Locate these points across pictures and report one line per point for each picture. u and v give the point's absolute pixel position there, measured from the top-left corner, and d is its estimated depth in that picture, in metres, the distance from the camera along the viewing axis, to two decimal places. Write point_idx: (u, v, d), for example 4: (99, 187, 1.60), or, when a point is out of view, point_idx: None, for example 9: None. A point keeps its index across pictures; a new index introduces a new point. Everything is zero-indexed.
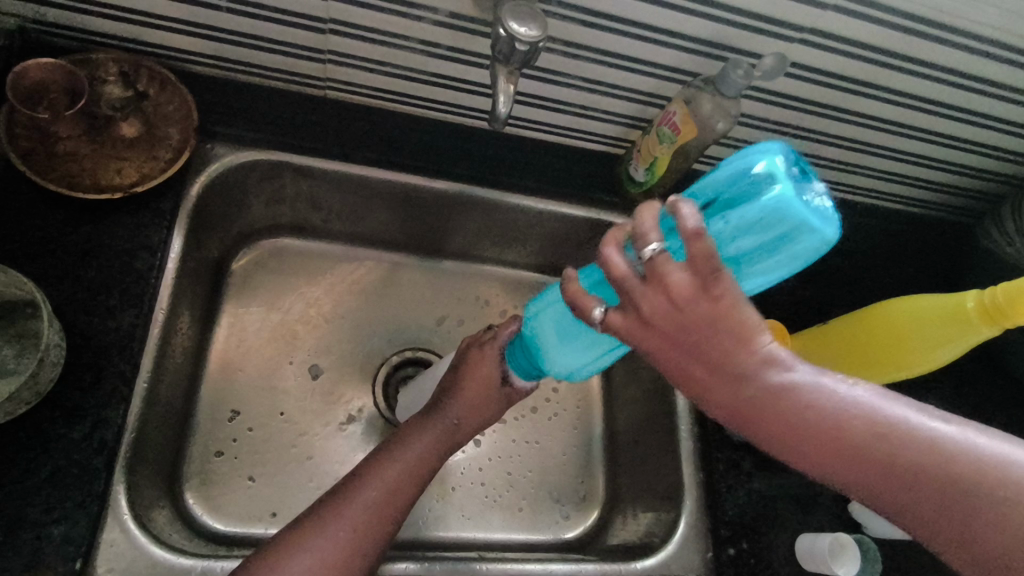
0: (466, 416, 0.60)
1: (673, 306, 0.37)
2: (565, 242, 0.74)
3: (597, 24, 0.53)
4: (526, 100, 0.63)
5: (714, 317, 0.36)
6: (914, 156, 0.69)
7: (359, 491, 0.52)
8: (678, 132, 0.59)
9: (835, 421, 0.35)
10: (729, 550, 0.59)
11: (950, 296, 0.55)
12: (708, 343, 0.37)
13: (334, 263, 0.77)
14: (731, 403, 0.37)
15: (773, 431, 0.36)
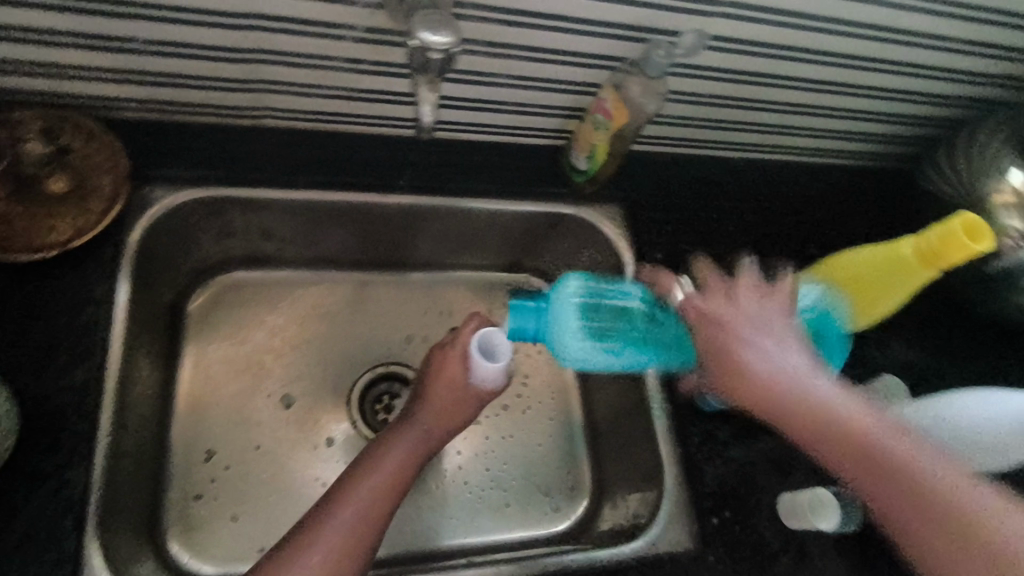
0: (435, 423, 0.60)
1: (732, 301, 0.52)
2: (520, 238, 0.75)
3: (516, 22, 0.53)
4: (459, 103, 0.63)
5: (755, 312, 0.51)
6: (847, 112, 0.70)
7: (335, 513, 0.52)
8: (611, 117, 0.59)
9: (822, 405, 0.46)
10: (714, 520, 0.59)
11: (892, 247, 0.56)
12: (735, 327, 0.51)
13: (295, 290, 0.76)
14: (733, 366, 0.50)
15: (766, 391, 0.48)
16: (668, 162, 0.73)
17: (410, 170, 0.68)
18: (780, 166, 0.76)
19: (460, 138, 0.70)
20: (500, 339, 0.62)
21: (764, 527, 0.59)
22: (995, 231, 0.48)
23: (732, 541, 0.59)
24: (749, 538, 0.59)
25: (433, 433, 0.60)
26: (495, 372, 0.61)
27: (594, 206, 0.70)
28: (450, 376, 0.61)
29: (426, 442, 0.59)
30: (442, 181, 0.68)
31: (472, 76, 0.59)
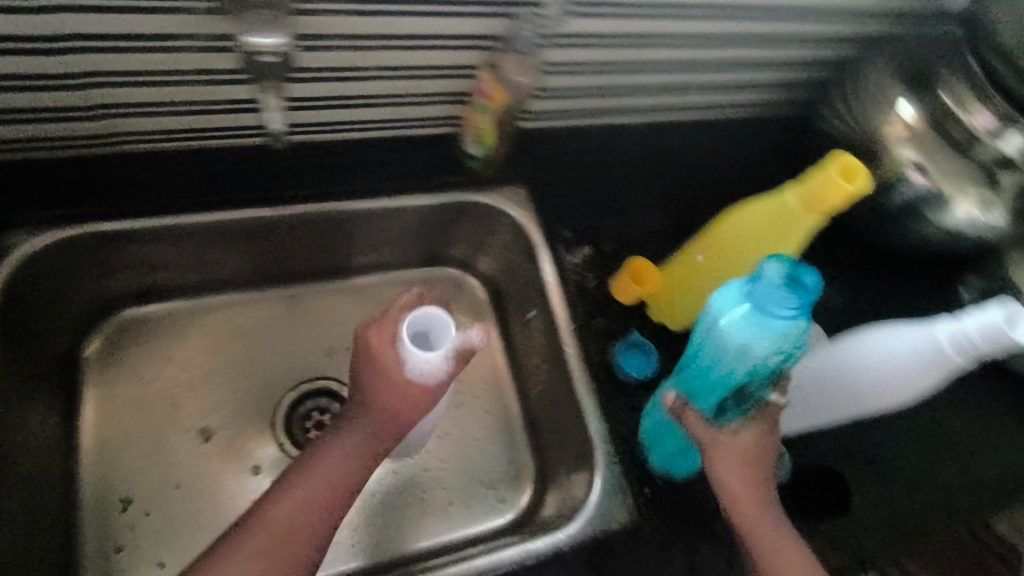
0: (377, 420, 0.54)
1: (751, 461, 0.52)
2: (428, 232, 0.73)
3: (368, 11, 0.50)
4: (335, 104, 0.60)
5: (757, 469, 0.52)
6: (733, 63, 0.69)
7: (258, 534, 0.50)
8: (490, 98, 0.58)
9: (783, 535, 0.51)
10: (647, 491, 0.59)
11: (779, 201, 0.56)
12: (745, 484, 0.52)
13: (201, 317, 0.73)
14: (736, 497, 0.52)
15: (745, 516, 0.51)
16: (565, 136, 0.72)
17: (300, 178, 0.65)
18: (677, 126, 0.76)
19: (341, 137, 0.66)
20: (442, 320, 0.55)
21: (698, 489, 0.59)
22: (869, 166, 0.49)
23: (668, 509, 0.58)
24: (684, 503, 0.59)
25: (377, 433, 0.54)
26: (429, 359, 0.53)
27: (496, 189, 0.68)
28: (385, 364, 0.53)
29: (370, 445, 0.54)
30: (332, 185, 0.66)
31: (324, 74, 0.56)
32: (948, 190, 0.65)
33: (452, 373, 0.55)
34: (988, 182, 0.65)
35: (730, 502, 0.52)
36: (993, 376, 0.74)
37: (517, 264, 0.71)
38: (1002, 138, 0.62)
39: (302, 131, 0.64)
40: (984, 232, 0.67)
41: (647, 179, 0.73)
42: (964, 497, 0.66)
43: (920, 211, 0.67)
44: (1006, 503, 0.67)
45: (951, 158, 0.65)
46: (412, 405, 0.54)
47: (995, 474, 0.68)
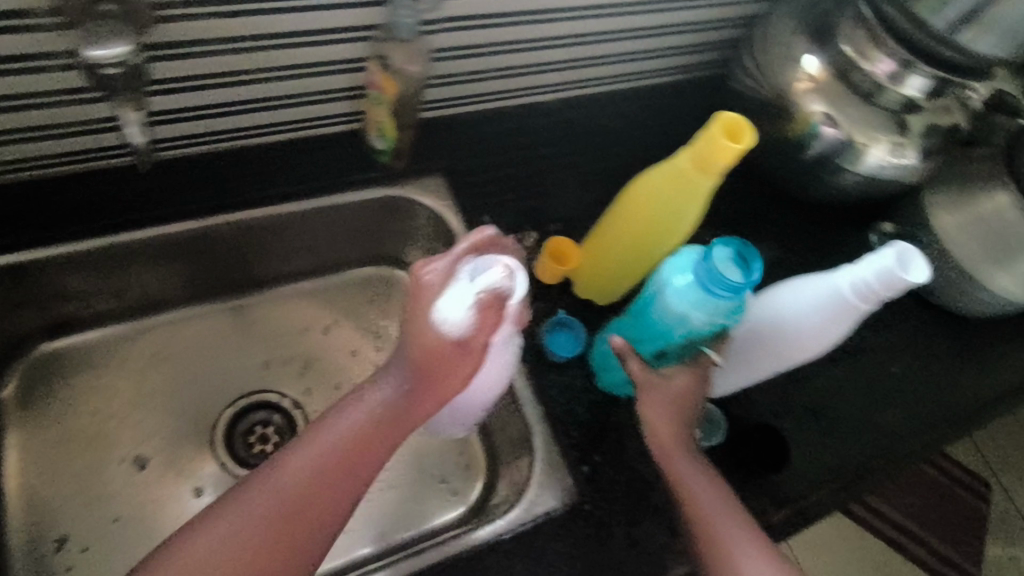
0: (410, 375, 0.52)
1: (682, 403, 0.52)
2: (351, 231, 0.72)
3: (236, 11, 0.49)
4: (217, 112, 0.58)
5: (687, 411, 0.53)
6: (636, 32, 0.69)
7: (270, 484, 0.46)
8: (381, 90, 0.56)
9: (706, 474, 0.51)
10: (584, 468, 0.59)
11: (665, 164, 0.53)
12: (676, 426, 0.52)
13: (125, 343, 0.71)
14: (666, 437, 0.52)
15: (673, 455, 0.52)
16: (477, 122, 0.71)
17: (201, 191, 0.64)
18: (589, 100, 0.76)
19: (231, 145, 0.66)
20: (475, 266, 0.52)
21: (633, 462, 0.60)
22: (752, 123, 0.47)
23: (605, 483, 0.59)
24: (621, 475, 0.59)
25: (410, 391, 0.52)
26: (455, 313, 0.51)
27: (410, 182, 0.67)
28: (425, 305, 0.52)
29: (400, 407, 0.51)
30: (236, 194, 0.65)
31: (190, 81, 0.53)
32: (860, 140, 0.65)
33: (484, 325, 0.52)
34: (899, 129, 0.65)
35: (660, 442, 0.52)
36: (920, 315, 0.75)
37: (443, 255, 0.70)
38: (901, 82, 0.62)
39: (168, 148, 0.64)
40: (898, 175, 0.67)
41: (565, 156, 0.72)
42: (898, 436, 0.67)
43: (833, 161, 0.68)
44: (939, 438, 0.69)
45: (858, 111, 0.65)
46: (446, 359, 0.52)
47: (927, 411, 0.70)
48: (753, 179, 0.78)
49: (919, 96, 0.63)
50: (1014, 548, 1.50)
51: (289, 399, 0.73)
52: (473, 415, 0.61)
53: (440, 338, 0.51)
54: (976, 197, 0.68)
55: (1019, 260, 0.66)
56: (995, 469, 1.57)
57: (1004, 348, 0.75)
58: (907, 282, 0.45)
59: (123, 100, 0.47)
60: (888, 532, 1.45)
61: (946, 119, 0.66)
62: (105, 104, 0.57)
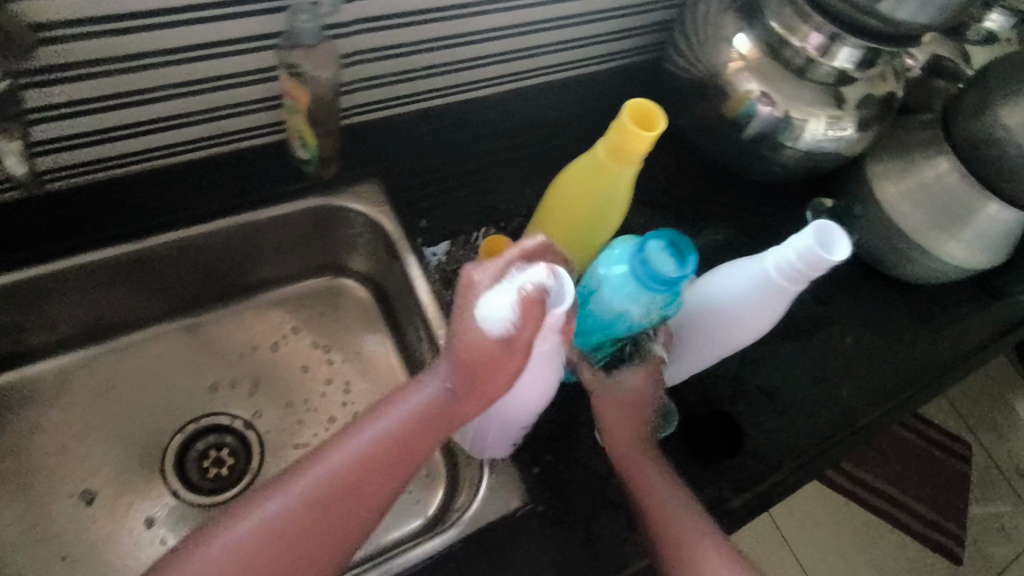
0: (457, 380, 0.48)
1: (635, 403, 0.53)
2: (291, 241, 0.71)
3: (124, 29, 0.49)
4: (123, 133, 0.58)
5: (642, 410, 0.53)
6: (566, 20, 0.67)
7: (311, 473, 0.47)
8: (295, 99, 0.54)
9: (661, 471, 0.52)
10: (536, 469, 0.58)
11: (587, 155, 0.52)
12: (629, 427, 0.53)
13: (64, 376, 0.69)
14: (619, 437, 0.53)
15: (627, 455, 0.53)
16: (410, 123, 0.69)
17: (111, 219, 0.62)
18: (526, 93, 0.74)
19: (134, 170, 0.63)
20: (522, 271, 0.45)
21: (586, 459, 0.59)
22: (662, 108, 0.48)
23: (559, 483, 0.58)
24: (575, 473, 0.58)
25: (457, 394, 0.48)
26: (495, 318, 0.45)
27: (344, 189, 0.65)
28: (470, 306, 0.46)
29: (446, 410, 0.49)
30: (161, 215, 0.63)
31: (88, 104, 0.54)
32: (798, 116, 0.64)
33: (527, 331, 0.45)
34: (836, 101, 0.64)
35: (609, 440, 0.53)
36: (873, 287, 0.75)
37: (385, 260, 0.68)
38: (831, 56, 0.61)
39: (60, 178, 0.61)
40: (837, 146, 0.67)
41: (504, 151, 0.70)
42: (856, 411, 0.67)
43: (772, 139, 0.67)
44: (896, 408, 0.68)
45: (791, 87, 0.63)
46: (488, 365, 0.46)
47: (885, 382, 0.69)
48: (698, 162, 0.77)
49: (850, 67, 0.62)
50: (997, 505, 1.52)
51: (240, 420, 0.71)
52: (514, 431, 0.55)
53: (486, 345, 0.45)
54: (916, 164, 0.67)
55: (965, 226, 0.66)
56: (973, 428, 1.59)
57: (955, 313, 0.75)
58: (827, 262, 0.44)
59: (9, 127, 0.47)
60: (874, 500, 1.45)
61: (881, 88, 0.65)
62: None
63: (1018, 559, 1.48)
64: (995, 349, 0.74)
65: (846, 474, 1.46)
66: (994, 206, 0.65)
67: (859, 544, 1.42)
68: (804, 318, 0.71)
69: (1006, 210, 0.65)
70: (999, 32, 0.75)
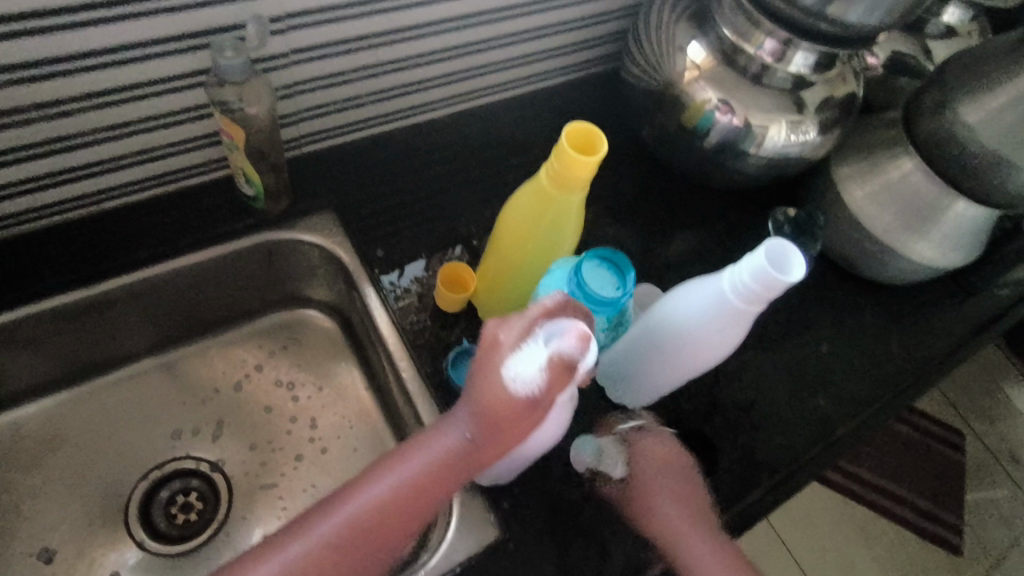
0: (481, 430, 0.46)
1: (666, 477, 0.55)
2: (248, 275, 0.69)
3: (42, 74, 0.47)
4: (55, 180, 0.56)
5: (675, 482, 0.55)
6: (517, 36, 0.66)
7: (333, 517, 0.45)
8: (232, 138, 0.53)
9: (712, 537, 0.53)
10: (505, 502, 0.56)
11: (533, 181, 0.51)
12: (669, 501, 0.54)
13: (19, 429, 0.66)
14: (662, 516, 0.54)
15: (675, 529, 0.53)
16: (363, 150, 0.68)
17: (52, 268, 0.59)
18: (482, 112, 0.73)
19: (73, 216, 0.61)
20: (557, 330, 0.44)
21: (559, 489, 0.57)
22: (600, 130, 0.47)
23: (530, 516, 0.55)
24: (546, 505, 0.56)
25: (480, 446, 0.46)
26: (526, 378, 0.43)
27: (297, 221, 0.64)
28: (495, 362, 0.45)
29: (469, 460, 0.47)
30: (105, 261, 0.61)
31: (9, 154, 0.51)
32: (757, 124, 0.62)
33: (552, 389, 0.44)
34: (796, 106, 0.62)
35: (656, 522, 0.54)
36: (845, 290, 0.73)
37: (345, 291, 0.66)
38: (787, 61, 0.60)
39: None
40: (801, 150, 0.65)
41: (461, 172, 0.69)
42: (833, 419, 0.65)
43: (734, 147, 0.65)
44: (874, 413, 0.67)
45: (749, 94, 0.62)
46: (510, 420, 0.45)
47: (862, 387, 0.68)
48: (663, 172, 0.75)
49: (806, 71, 0.61)
50: (993, 491, 1.51)
51: (206, 463, 0.70)
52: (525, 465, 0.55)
53: (509, 402, 0.44)
54: (881, 164, 0.66)
55: (934, 225, 0.64)
56: (965, 416, 1.58)
57: (930, 311, 0.74)
58: (779, 282, 0.42)
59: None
60: (872, 496, 1.44)
61: (841, 89, 0.64)
62: None
63: (1019, 545, 1.46)
64: (973, 345, 0.73)
65: (842, 471, 1.45)
66: (961, 204, 0.63)
67: (860, 540, 1.40)
68: (777, 326, 0.70)
69: (973, 207, 0.63)
70: (958, 26, 0.74)
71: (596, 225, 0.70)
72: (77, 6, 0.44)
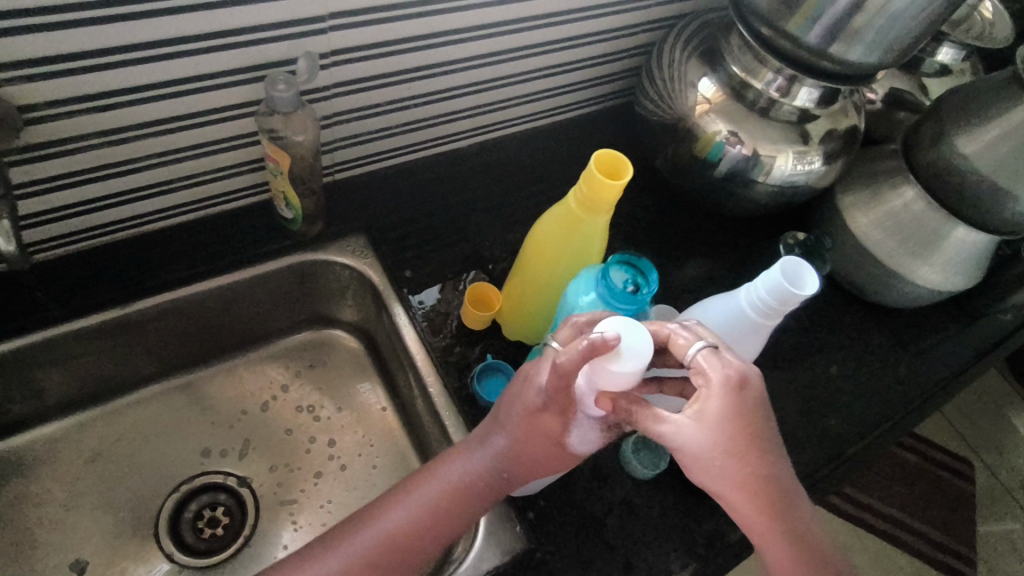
0: (505, 455, 0.50)
1: (699, 410, 0.43)
2: (281, 294, 0.72)
3: (107, 105, 0.51)
4: (106, 203, 0.60)
5: (712, 418, 0.43)
6: (537, 72, 0.70)
7: (367, 527, 0.51)
8: (279, 164, 0.57)
9: (738, 470, 0.43)
10: (530, 513, 0.57)
11: (561, 206, 0.54)
12: (689, 434, 0.43)
13: (56, 443, 0.68)
14: (679, 446, 0.44)
15: (695, 458, 0.44)
16: (391, 177, 0.72)
17: (98, 286, 0.63)
18: (504, 143, 0.77)
19: (119, 237, 0.65)
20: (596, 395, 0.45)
21: (581, 501, 0.59)
22: (626, 157, 0.50)
23: (553, 527, 0.57)
24: (568, 516, 0.58)
25: (497, 474, 0.51)
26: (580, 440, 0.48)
27: (329, 244, 0.67)
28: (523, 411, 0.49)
29: (492, 484, 0.51)
30: (148, 279, 0.64)
31: (70, 178, 0.55)
32: (765, 154, 0.66)
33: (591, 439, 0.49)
34: (801, 137, 0.66)
35: (741, 489, 0.43)
36: (852, 314, 0.76)
37: (372, 310, 0.69)
38: (791, 95, 0.64)
39: (45, 250, 0.62)
40: (807, 179, 0.68)
41: (484, 199, 0.72)
42: (843, 438, 0.67)
43: (744, 176, 0.68)
44: (884, 432, 0.69)
45: (755, 126, 0.66)
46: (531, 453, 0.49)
47: (872, 407, 0.70)
48: (674, 201, 0.79)
49: (810, 105, 0.65)
50: (1008, 523, 1.51)
51: (234, 477, 0.71)
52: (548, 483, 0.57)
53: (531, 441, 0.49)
54: (884, 193, 0.70)
55: (937, 251, 0.67)
56: (974, 447, 1.58)
57: (934, 335, 0.77)
58: (796, 296, 0.45)
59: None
60: (883, 526, 1.43)
61: (844, 122, 0.68)
62: None
63: None
64: (977, 368, 0.75)
65: (852, 499, 1.45)
66: (961, 230, 0.66)
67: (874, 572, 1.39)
68: (787, 347, 0.72)
69: (974, 233, 0.66)
70: (952, 64, 0.78)
71: (611, 249, 0.73)
72: (141, 44, 0.48)
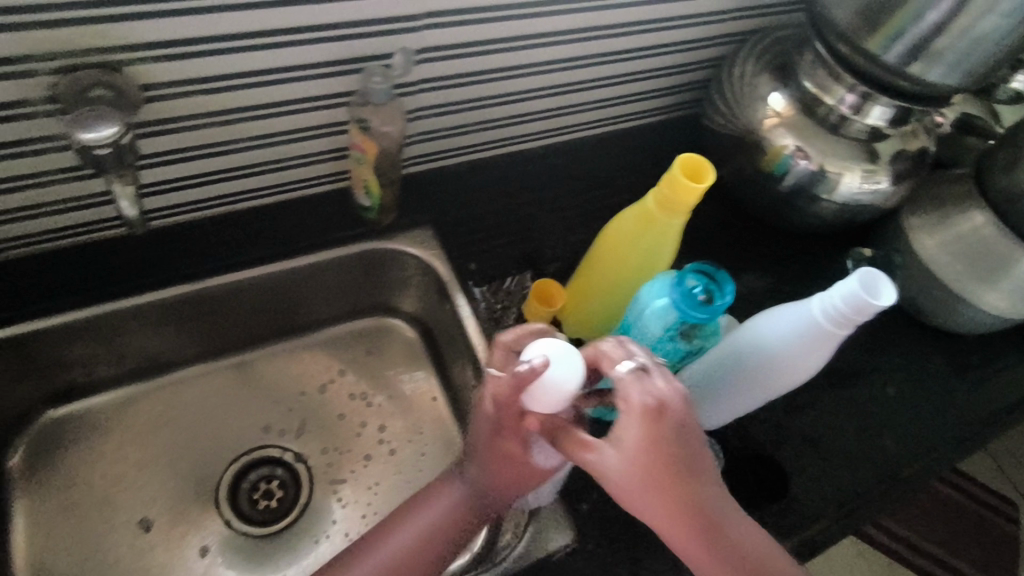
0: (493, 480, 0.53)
1: (619, 437, 0.42)
2: (348, 280, 0.75)
3: (215, 88, 0.54)
4: (201, 181, 0.63)
5: (630, 446, 0.41)
6: (608, 80, 0.72)
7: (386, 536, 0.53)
8: (363, 150, 0.62)
9: (664, 501, 0.41)
10: (582, 506, 0.59)
11: (639, 205, 0.56)
12: (609, 462, 0.42)
13: (130, 407, 0.72)
14: (604, 473, 0.43)
15: (619, 487, 0.42)
16: (459, 174, 0.74)
17: (186, 258, 0.66)
18: (570, 147, 0.79)
19: (206, 214, 0.68)
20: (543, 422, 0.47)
21: None
22: (710, 162, 0.51)
23: (603, 522, 0.58)
24: (619, 514, 0.59)
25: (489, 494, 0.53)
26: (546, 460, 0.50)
27: (399, 234, 0.70)
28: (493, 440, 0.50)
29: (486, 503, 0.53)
30: (229, 256, 0.67)
31: (173, 154, 0.59)
32: (833, 170, 0.66)
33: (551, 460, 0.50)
34: (870, 156, 0.66)
35: (667, 518, 0.41)
36: (910, 337, 0.76)
37: (435, 300, 0.72)
38: (864, 113, 0.65)
39: None
40: (873, 199, 0.69)
41: (549, 200, 0.74)
42: (896, 458, 0.67)
43: (809, 192, 0.69)
44: (939, 457, 0.68)
45: (826, 143, 0.66)
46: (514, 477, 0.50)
47: (926, 430, 0.69)
48: (734, 213, 0.80)
49: (882, 124, 0.66)
50: None
51: (291, 453, 0.74)
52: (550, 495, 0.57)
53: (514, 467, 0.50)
54: (952, 217, 0.69)
55: (1006, 277, 0.66)
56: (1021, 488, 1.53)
57: (992, 364, 0.75)
58: (871, 305, 0.46)
59: (123, 174, 0.51)
60: (920, 561, 1.40)
61: (914, 143, 0.68)
62: (86, 181, 0.59)
63: None
64: None
65: (888, 531, 1.42)
66: None
67: None
68: (842, 365, 0.72)
69: None
70: None
71: None
72: (252, 33, 0.51)
